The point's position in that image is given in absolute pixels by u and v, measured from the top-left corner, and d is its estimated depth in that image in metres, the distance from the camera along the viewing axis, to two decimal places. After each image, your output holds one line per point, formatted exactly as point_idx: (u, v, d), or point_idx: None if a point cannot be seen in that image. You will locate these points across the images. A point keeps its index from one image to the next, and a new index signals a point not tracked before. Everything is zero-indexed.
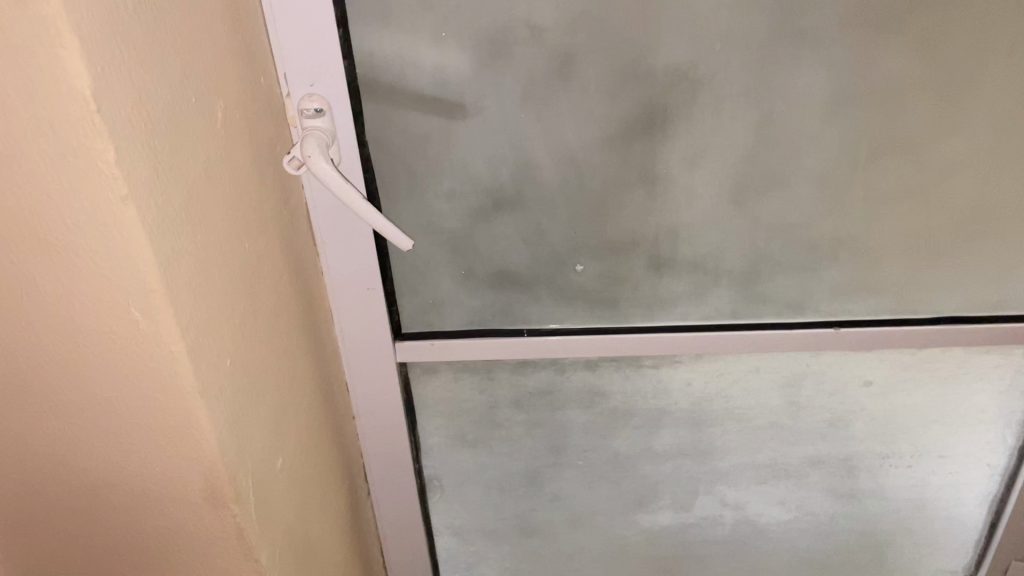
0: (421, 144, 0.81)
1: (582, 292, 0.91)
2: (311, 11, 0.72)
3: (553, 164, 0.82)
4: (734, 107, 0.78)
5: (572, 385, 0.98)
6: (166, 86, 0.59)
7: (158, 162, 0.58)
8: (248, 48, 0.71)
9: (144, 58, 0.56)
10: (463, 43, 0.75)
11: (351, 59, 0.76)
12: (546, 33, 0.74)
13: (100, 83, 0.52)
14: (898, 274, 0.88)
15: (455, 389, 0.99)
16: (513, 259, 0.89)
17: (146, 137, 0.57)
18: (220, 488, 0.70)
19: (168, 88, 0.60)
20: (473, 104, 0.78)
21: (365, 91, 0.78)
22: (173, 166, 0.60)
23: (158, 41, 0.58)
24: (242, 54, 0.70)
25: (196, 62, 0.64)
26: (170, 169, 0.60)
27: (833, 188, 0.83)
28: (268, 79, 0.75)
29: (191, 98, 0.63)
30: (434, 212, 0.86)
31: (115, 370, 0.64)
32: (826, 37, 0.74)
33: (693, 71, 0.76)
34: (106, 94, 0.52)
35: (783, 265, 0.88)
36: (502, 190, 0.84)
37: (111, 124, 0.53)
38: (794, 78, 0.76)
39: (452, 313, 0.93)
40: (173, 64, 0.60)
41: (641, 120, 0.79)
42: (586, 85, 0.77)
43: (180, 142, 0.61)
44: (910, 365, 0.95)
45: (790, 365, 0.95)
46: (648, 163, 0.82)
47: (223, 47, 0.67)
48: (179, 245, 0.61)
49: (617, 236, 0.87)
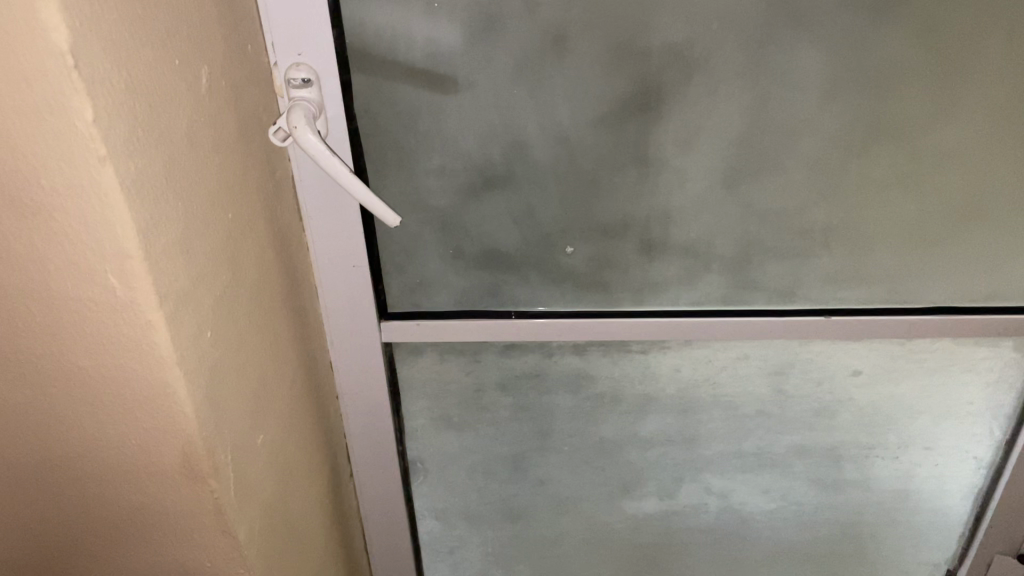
0: (411, 119, 0.80)
1: (572, 274, 0.90)
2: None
3: (545, 142, 0.81)
4: (729, 88, 0.77)
5: (559, 368, 0.97)
6: (147, 46, 0.57)
7: (138, 123, 0.57)
8: (234, 12, 0.69)
9: (125, 16, 0.55)
10: (454, 15, 0.73)
11: (341, 29, 0.74)
12: (541, 7, 0.72)
13: (79, 39, 0.50)
14: (890, 263, 0.87)
15: (440, 370, 0.98)
16: (502, 239, 0.87)
17: (125, 99, 0.55)
18: (197, 462, 0.69)
19: (149, 48, 0.58)
20: (464, 78, 0.77)
21: (354, 62, 0.76)
22: (154, 131, 0.59)
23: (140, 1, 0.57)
24: (227, 20, 0.69)
25: (179, 25, 0.62)
26: (150, 133, 0.58)
27: (828, 173, 0.82)
28: (255, 47, 0.73)
29: (174, 61, 0.61)
30: (422, 189, 0.84)
31: (91, 338, 0.62)
32: (824, 18, 0.73)
33: (688, 51, 0.75)
34: (84, 52, 0.50)
35: (775, 251, 0.87)
36: (492, 169, 0.83)
37: (89, 83, 0.51)
38: (791, 60, 0.75)
39: (439, 293, 0.92)
40: (156, 26, 0.59)
41: (635, 99, 0.78)
42: (580, 62, 0.76)
43: (161, 106, 0.60)
44: (899, 356, 0.94)
45: (779, 353, 0.94)
46: (641, 144, 0.80)
47: (208, 12, 0.66)
48: (158, 211, 0.60)
49: (607, 217, 0.85)
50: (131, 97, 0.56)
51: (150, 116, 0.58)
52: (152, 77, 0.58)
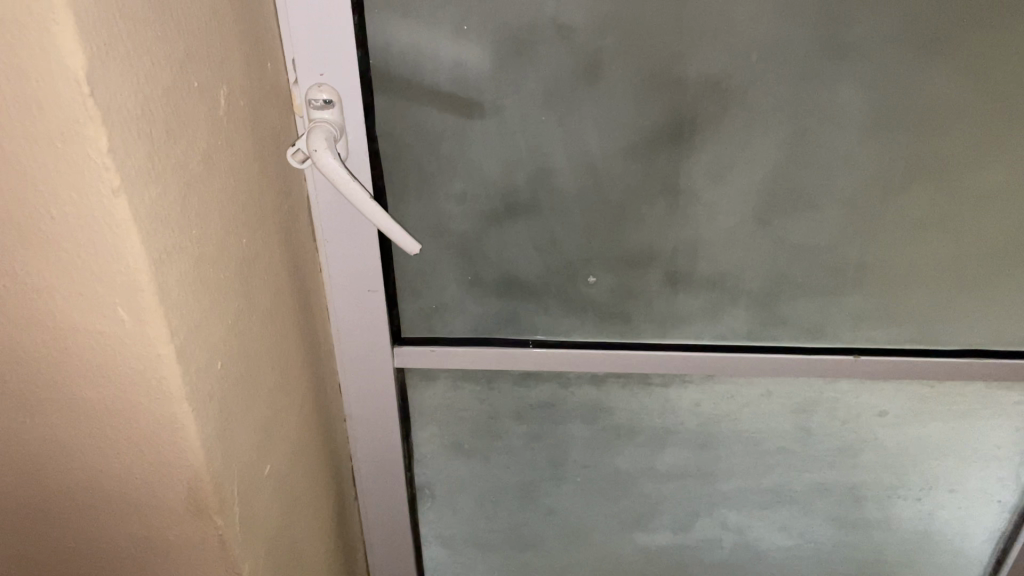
0: (434, 143, 0.77)
1: (593, 304, 0.87)
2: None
3: (571, 170, 0.78)
4: (766, 120, 0.74)
5: (576, 399, 0.94)
6: (166, 70, 0.55)
7: (155, 151, 0.54)
8: (255, 29, 0.67)
9: (144, 40, 0.52)
10: (484, 37, 0.70)
11: (365, 49, 0.71)
12: (574, 32, 0.70)
13: (96, 65, 0.47)
14: (924, 303, 0.85)
15: (452, 397, 0.95)
16: (523, 267, 0.84)
17: (143, 125, 0.52)
18: (204, 499, 0.66)
19: (169, 72, 0.55)
20: (491, 103, 0.74)
21: (378, 82, 0.73)
22: (170, 157, 0.56)
23: (160, 20, 0.54)
24: (248, 36, 0.66)
25: (199, 43, 0.59)
26: (167, 160, 0.55)
27: (864, 210, 0.79)
28: (274, 65, 0.70)
29: (193, 82, 0.58)
30: (443, 214, 0.81)
31: (96, 370, 0.59)
32: (868, 51, 0.70)
33: (726, 82, 0.72)
34: (101, 79, 0.48)
35: (805, 287, 0.84)
36: (516, 195, 0.80)
37: (106, 111, 0.48)
38: (832, 94, 0.72)
39: (455, 319, 0.89)
40: (176, 46, 0.56)
41: (668, 129, 0.75)
42: (612, 90, 0.73)
43: (179, 131, 0.57)
44: (928, 398, 0.91)
45: (804, 391, 0.91)
46: (672, 175, 0.78)
47: (228, 30, 0.63)
48: (172, 242, 0.57)
49: (633, 249, 0.83)
50: (148, 122, 0.53)
51: (168, 141, 0.55)
52: (169, 101, 0.55)
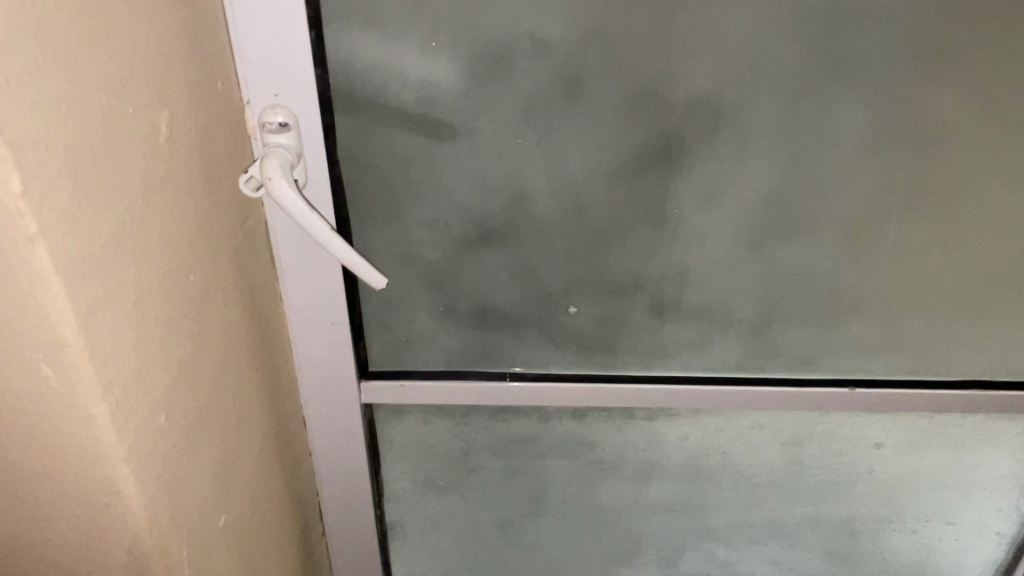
0: (402, 167, 0.71)
1: (574, 335, 0.81)
2: (280, 6, 0.61)
3: (551, 195, 0.72)
4: (760, 143, 0.69)
5: (556, 433, 0.88)
6: (96, 97, 0.48)
7: (83, 189, 0.48)
8: (204, 45, 0.60)
9: (68, 67, 0.46)
10: (455, 54, 0.65)
11: (325, 67, 0.65)
12: (553, 49, 0.64)
13: (7, 98, 0.41)
14: (924, 332, 0.80)
15: (425, 432, 0.89)
16: (499, 296, 0.79)
17: (69, 162, 0.46)
18: (148, 566, 0.60)
19: (99, 100, 0.49)
20: (463, 125, 0.68)
21: (339, 103, 0.67)
22: (102, 195, 0.49)
23: (89, 41, 0.47)
24: (193, 53, 0.59)
25: (138, 65, 0.53)
26: (97, 198, 0.49)
27: (863, 237, 0.74)
28: (225, 83, 0.64)
29: (129, 108, 0.52)
30: (413, 241, 0.75)
31: (22, 429, 0.53)
32: (870, 69, 0.65)
33: (717, 103, 0.67)
34: (14, 113, 0.41)
35: (800, 317, 0.79)
36: (491, 221, 0.74)
37: (19, 149, 0.42)
38: (830, 114, 0.67)
39: (427, 352, 0.83)
40: (109, 71, 0.50)
41: (654, 152, 0.69)
42: (594, 110, 0.67)
43: (112, 164, 0.51)
44: (926, 430, 0.87)
45: (796, 424, 0.87)
46: (658, 200, 0.72)
47: (172, 49, 0.57)
48: (106, 288, 0.50)
49: (617, 277, 0.77)
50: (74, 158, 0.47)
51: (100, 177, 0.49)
52: (100, 132, 0.49)
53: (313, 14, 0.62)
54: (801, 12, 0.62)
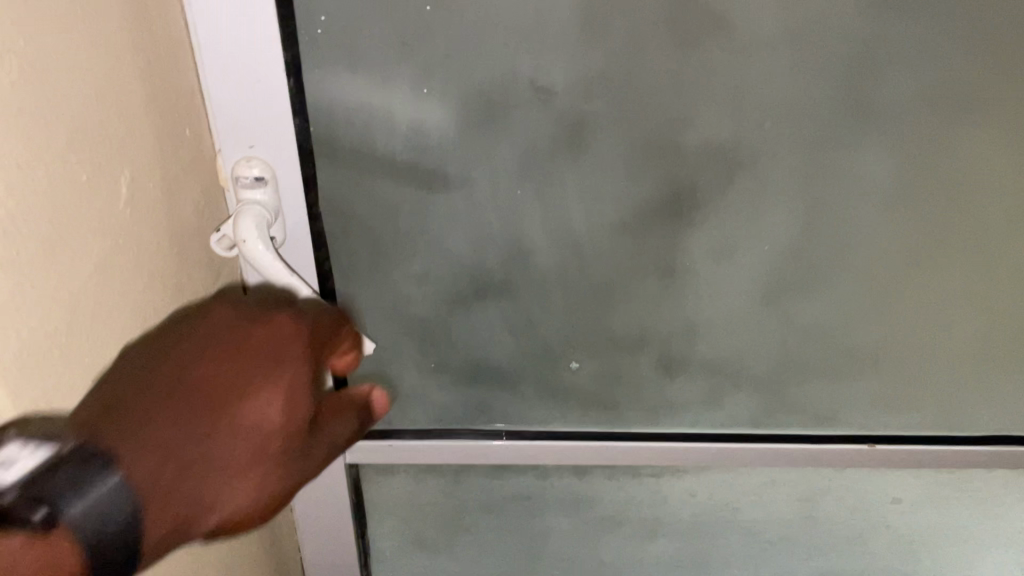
0: (389, 219, 0.65)
1: (575, 392, 0.76)
2: (255, 52, 0.55)
3: (551, 248, 0.67)
4: (779, 192, 0.63)
5: (555, 491, 0.83)
6: (62, 171, 0.42)
7: (38, 276, 0.41)
8: (170, 95, 0.54)
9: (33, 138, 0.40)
10: (447, 101, 0.59)
11: (304, 116, 0.59)
12: (555, 95, 0.59)
13: None
14: (948, 387, 0.75)
15: (414, 491, 0.83)
16: (494, 352, 0.73)
17: (30, 247, 0.40)
18: None
19: (65, 173, 0.43)
20: (457, 175, 0.63)
21: (320, 153, 0.61)
22: (58, 278, 0.42)
23: (52, 109, 0.41)
24: (155, 99, 0.52)
25: (102, 126, 0.46)
26: (54, 283, 0.42)
27: (886, 289, 0.69)
28: (193, 129, 0.57)
29: (97, 176, 0.46)
30: (401, 296, 0.69)
31: None
32: (897, 116, 0.60)
33: (733, 153, 0.61)
34: None
35: (816, 372, 0.74)
36: (487, 276, 0.68)
37: None
38: (855, 164, 0.62)
39: (416, 410, 0.77)
40: (77, 140, 0.43)
41: (664, 203, 0.64)
42: (599, 159, 0.62)
43: (74, 243, 0.44)
44: (947, 486, 0.82)
45: (811, 480, 0.82)
46: (668, 253, 0.67)
47: (135, 103, 0.50)
48: (57, 385, 0.43)
49: (623, 332, 0.71)
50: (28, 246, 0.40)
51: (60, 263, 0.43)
52: (63, 211, 0.43)
53: (292, 60, 0.56)
54: (826, 58, 0.57)
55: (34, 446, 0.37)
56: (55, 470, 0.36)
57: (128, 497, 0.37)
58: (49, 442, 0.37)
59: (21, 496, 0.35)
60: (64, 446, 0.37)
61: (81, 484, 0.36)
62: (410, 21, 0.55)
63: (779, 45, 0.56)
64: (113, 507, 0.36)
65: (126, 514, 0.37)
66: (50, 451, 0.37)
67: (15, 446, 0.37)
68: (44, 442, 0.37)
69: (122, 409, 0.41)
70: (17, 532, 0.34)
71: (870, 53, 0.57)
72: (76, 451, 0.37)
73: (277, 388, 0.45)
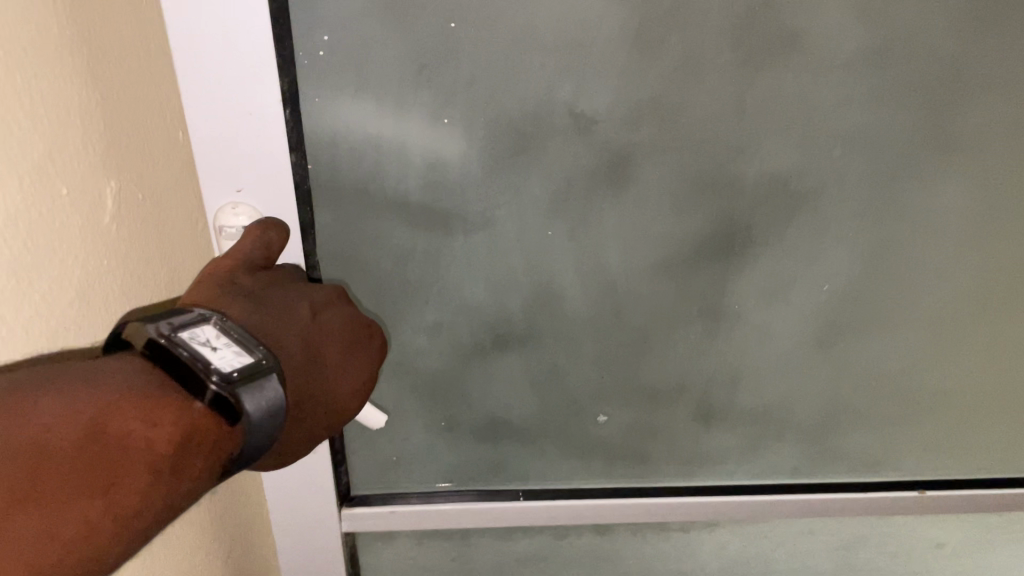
0: (398, 267, 0.56)
1: (602, 446, 0.68)
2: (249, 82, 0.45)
3: (584, 293, 0.58)
4: (844, 230, 0.56)
5: (574, 550, 0.75)
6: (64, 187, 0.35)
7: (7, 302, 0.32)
8: (158, 129, 0.43)
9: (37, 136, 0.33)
10: (471, 133, 0.50)
11: (302, 151, 0.50)
12: (597, 125, 0.51)
13: None
14: (1003, 428, 0.70)
15: (417, 556, 0.74)
16: (514, 407, 0.65)
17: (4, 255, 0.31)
18: None
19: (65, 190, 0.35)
20: (480, 214, 0.54)
21: (320, 194, 0.52)
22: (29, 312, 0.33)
23: (23, 153, 0.32)
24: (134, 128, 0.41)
25: (113, 136, 0.39)
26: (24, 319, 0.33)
27: (952, 331, 0.62)
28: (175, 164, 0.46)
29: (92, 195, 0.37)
30: (409, 350, 0.60)
31: None
32: (981, 147, 0.53)
33: (797, 186, 0.54)
34: None
35: (867, 417, 0.68)
36: (510, 326, 0.60)
37: None
38: (932, 200, 0.55)
39: (422, 472, 0.68)
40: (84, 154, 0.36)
41: (715, 243, 0.56)
42: (643, 194, 0.54)
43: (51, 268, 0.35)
44: (992, 526, 0.77)
45: (852, 528, 0.76)
46: (715, 297, 0.59)
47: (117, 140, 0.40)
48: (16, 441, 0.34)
49: (659, 381, 0.64)
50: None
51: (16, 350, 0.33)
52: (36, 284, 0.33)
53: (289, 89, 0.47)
54: (912, 82, 0.50)
55: (235, 339, 0.38)
56: (260, 372, 0.37)
57: (279, 423, 0.38)
58: (247, 338, 0.38)
59: (238, 376, 0.36)
60: (257, 353, 0.38)
61: (263, 392, 0.36)
62: (431, 42, 0.47)
63: (857, 65, 0.49)
64: (276, 419, 0.37)
65: (273, 433, 0.38)
66: (251, 356, 0.37)
67: (215, 329, 0.38)
68: (242, 342, 0.38)
69: (281, 339, 0.43)
70: (200, 401, 0.35)
71: (957, 75, 0.50)
72: (271, 362, 0.38)
73: (355, 367, 0.49)
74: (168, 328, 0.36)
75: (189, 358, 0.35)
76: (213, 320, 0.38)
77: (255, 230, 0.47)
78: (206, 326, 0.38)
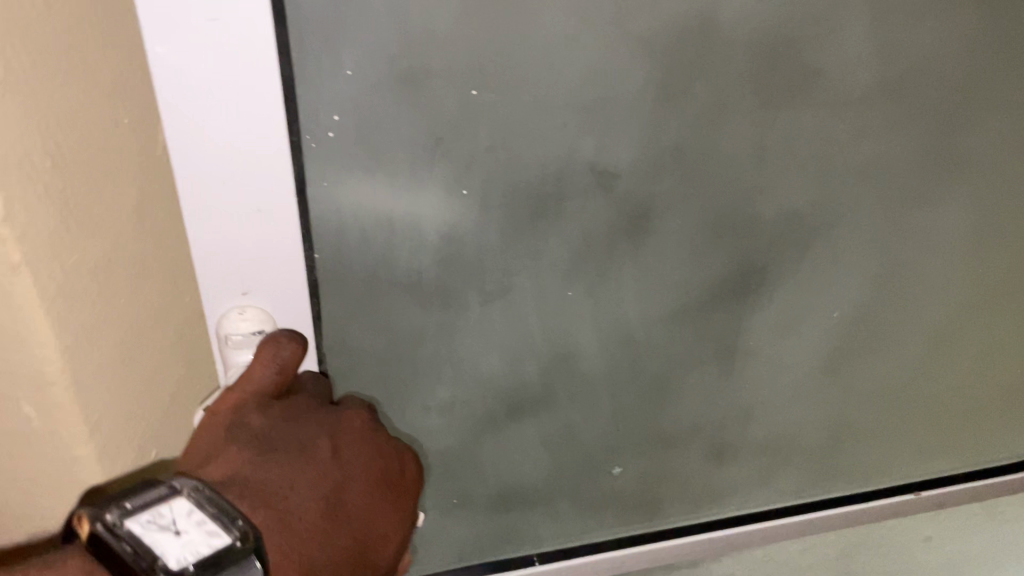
0: (409, 349, 0.52)
1: (614, 498, 0.65)
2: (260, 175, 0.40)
3: (602, 349, 0.56)
4: (854, 256, 0.56)
5: None
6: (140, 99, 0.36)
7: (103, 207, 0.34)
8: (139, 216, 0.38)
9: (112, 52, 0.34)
10: (491, 202, 0.47)
11: (313, 243, 0.45)
12: (618, 180, 0.48)
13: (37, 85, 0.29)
14: (978, 421, 0.74)
15: None
16: (527, 472, 0.61)
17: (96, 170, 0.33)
18: None
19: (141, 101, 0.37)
20: (497, 283, 0.50)
21: (330, 285, 0.47)
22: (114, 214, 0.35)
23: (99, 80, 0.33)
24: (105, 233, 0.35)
25: None
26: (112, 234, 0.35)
27: (944, 339, 0.64)
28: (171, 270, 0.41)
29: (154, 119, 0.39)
30: (420, 432, 0.56)
31: None
32: (976, 163, 0.54)
33: (813, 219, 0.53)
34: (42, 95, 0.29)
35: (867, 430, 0.69)
36: (525, 391, 0.56)
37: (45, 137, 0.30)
38: (935, 219, 0.56)
39: (433, 555, 0.63)
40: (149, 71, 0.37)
41: (732, 284, 0.55)
42: (663, 245, 0.52)
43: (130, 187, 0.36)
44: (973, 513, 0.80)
45: (852, 538, 0.76)
46: (731, 336, 0.58)
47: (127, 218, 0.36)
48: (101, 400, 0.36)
49: (672, 424, 0.62)
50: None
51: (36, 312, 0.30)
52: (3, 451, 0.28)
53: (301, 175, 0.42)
54: (921, 110, 0.50)
55: (210, 516, 0.34)
56: (224, 562, 0.33)
57: None
58: (227, 510, 0.34)
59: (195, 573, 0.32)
60: (231, 533, 0.34)
61: None
62: (449, 112, 0.43)
63: (871, 95, 0.48)
64: None
65: None
66: (220, 542, 0.33)
67: (187, 503, 0.34)
68: (217, 518, 0.34)
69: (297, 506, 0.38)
70: None
71: (958, 94, 0.50)
72: (245, 545, 0.33)
73: (388, 527, 0.43)
74: (123, 515, 0.32)
75: (137, 556, 0.31)
76: (186, 493, 0.34)
77: (267, 352, 0.42)
78: (178, 500, 0.34)
